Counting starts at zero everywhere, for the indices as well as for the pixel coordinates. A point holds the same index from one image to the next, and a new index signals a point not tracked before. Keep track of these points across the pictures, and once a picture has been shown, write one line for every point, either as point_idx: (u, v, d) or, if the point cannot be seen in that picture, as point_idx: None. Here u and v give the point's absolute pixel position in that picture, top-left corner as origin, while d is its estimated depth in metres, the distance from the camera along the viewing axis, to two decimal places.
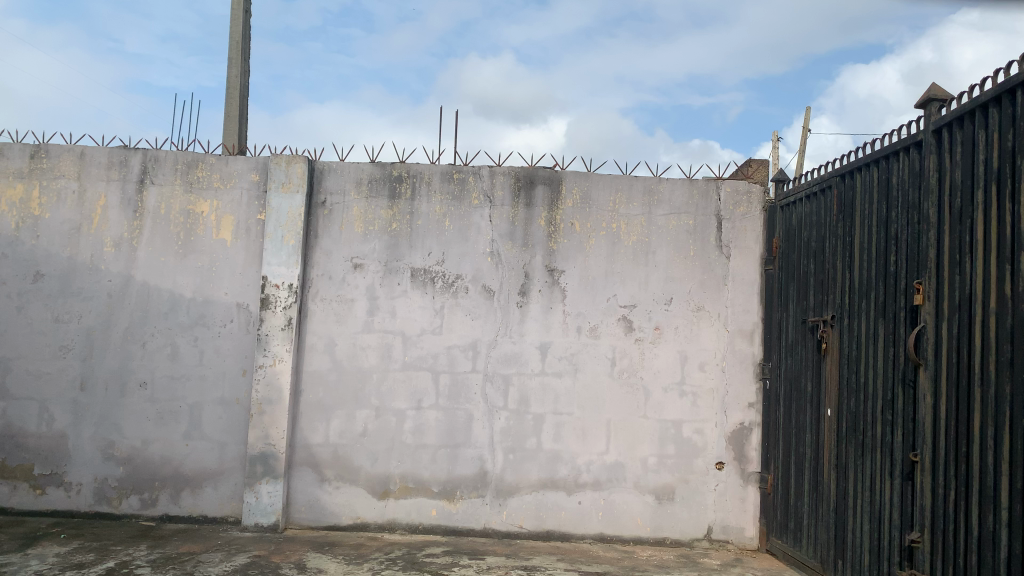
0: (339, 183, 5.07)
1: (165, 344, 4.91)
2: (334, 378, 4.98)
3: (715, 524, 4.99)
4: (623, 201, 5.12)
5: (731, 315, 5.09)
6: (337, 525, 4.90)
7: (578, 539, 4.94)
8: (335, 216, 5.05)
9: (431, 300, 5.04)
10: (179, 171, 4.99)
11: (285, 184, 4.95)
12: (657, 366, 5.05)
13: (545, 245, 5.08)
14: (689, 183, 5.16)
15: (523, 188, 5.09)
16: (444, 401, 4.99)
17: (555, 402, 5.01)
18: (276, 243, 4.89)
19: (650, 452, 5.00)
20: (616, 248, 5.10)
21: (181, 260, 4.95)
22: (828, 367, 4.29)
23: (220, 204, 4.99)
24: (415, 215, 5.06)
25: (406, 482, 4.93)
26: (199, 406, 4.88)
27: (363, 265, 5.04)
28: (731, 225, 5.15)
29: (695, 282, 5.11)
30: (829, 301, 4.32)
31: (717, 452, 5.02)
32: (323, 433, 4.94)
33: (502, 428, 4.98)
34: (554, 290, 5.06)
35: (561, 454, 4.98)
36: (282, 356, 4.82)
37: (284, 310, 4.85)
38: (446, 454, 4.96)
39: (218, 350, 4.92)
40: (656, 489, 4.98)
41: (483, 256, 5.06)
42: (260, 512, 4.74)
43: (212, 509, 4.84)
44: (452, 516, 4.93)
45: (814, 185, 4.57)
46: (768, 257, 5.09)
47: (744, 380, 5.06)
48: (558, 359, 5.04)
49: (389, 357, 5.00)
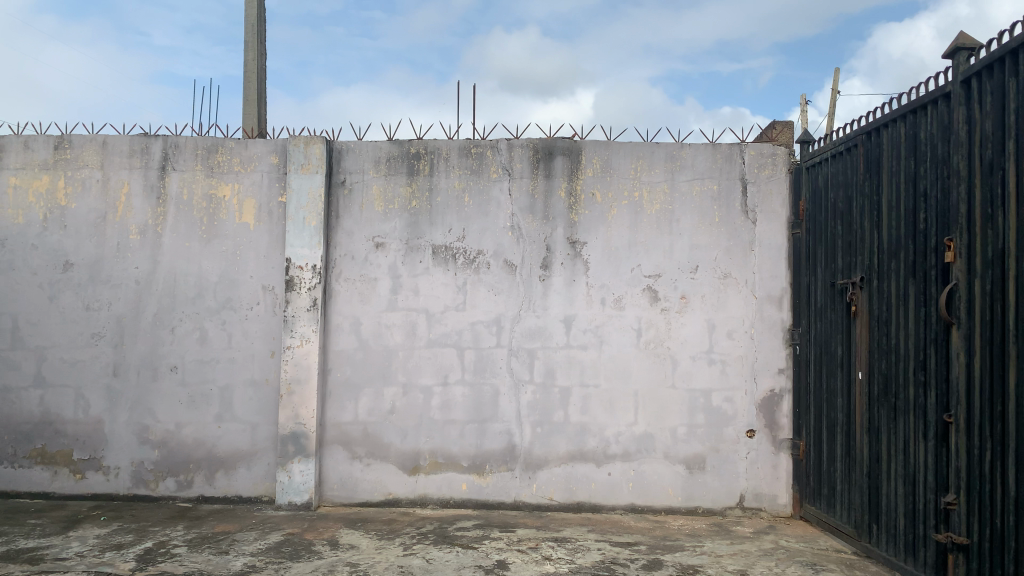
0: (357, 162, 5.06)
1: (194, 328, 4.98)
2: (361, 357, 5.00)
3: (747, 492, 4.95)
4: (644, 169, 5.05)
5: (758, 282, 5.01)
6: (369, 502, 4.95)
7: (609, 510, 4.93)
8: (355, 195, 5.05)
9: (453, 277, 5.03)
10: (199, 156, 5.03)
11: (304, 165, 4.95)
12: (684, 336, 5.01)
13: (566, 217, 5.03)
14: (711, 148, 5.07)
15: (542, 159, 5.04)
16: (471, 376, 4.99)
17: (582, 374, 4.99)
18: (298, 225, 4.91)
19: (679, 422, 4.97)
20: (638, 217, 5.04)
21: (206, 245, 5.00)
22: (857, 330, 4.20)
23: (241, 188, 5.02)
24: (435, 192, 5.04)
25: (436, 457, 4.96)
26: (230, 388, 4.95)
27: (385, 244, 5.04)
28: (756, 189, 5.05)
29: (721, 248, 5.03)
30: (858, 263, 4.22)
31: (748, 420, 4.97)
32: (352, 411, 4.98)
33: (529, 402, 4.98)
34: (578, 262, 5.02)
35: (589, 426, 4.97)
36: (308, 337, 4.86)
37: (308, 291, 4.88)
38: (474, 429, 4.97)
39: (246, 333, 4.97)
40: (687, 459, 4.95)
41: (504, 230, 5.03)
42: (293, 490, 4.81)
43: (246, 489, 4.92)
44: (483, 490, 4.95)
45: (840, 145, 4.46)
46: (795, 221, 4.99)
47: (773, 346, 4.99)
48: (584, 332, 5.01)
49: (414, 334, 5.01)
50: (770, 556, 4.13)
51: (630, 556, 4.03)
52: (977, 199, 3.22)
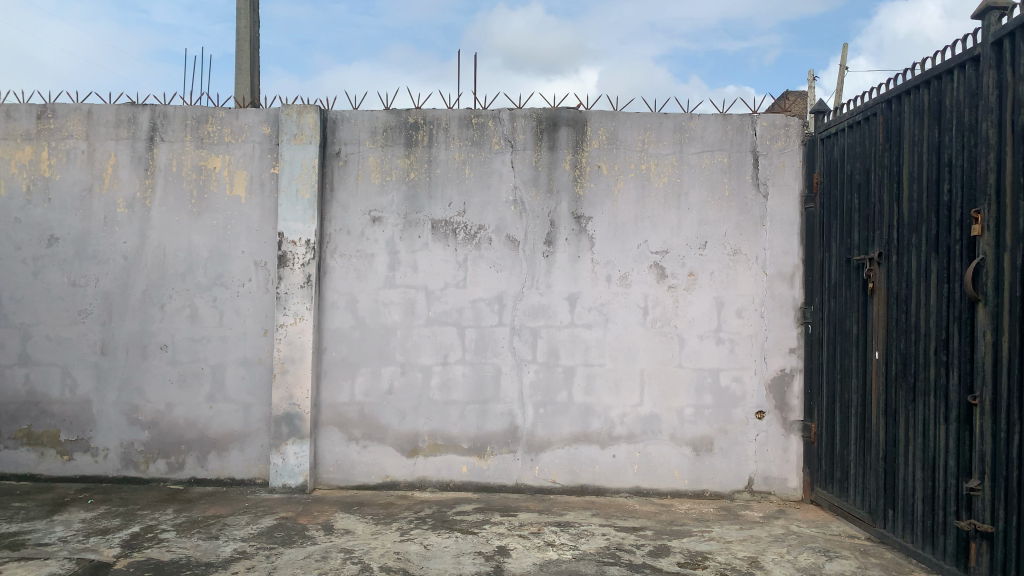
0: (353, 132, 4.86)
1: (184, 306, 4.81)
2: (357, 335, 4.83)
3: (756, 475, 4.80)
4: (652, 140, 4.85)
5: (770, 258, 4.83)
6: (366, 484, 4.80)
7: (614, 494, 4.79)
8: (350, 167, 4.86)
9: (453, 253, 4.84)
10: (189, 127, 4.83)
11: (298, 136, 4.76)
12: (692, 314, 4.83)
13: (570, 190, 4.84)
14: (722, 118, 4.86)
15: (546, 130, 4.84)
16: (471, 355, 4.82)
17: (586, 353, 4.82)
18: (291, 198, 4.73)
19: (686, 403, 4.80)
20: (646, 190, 4.84)
21: (196, 219, 4.82)
22: (874, 308, 4.01)
23: (232, 159, 4.83)
24: (434, 164, 4.85)
25: (435, 439, 4.80)
26: (221, 367, 4.79)
27: (382, 218, 4.85)
28: (768, 162, 4.85)
29: (731, 223, 4.84)
30: (875, 238, 4.02)
31: (758, 401, 4.81)
32: (348, 392, 4.82)
33: (531, 382, 4.82)
34: (582, 238, 4.83)
35: (593, 407, 4.81)
36: (302, 315, 4.69)
37: (302, 267, 4.70)
38: (474, 410, 4.81)
39: (238, 310, 4.80)
40: (694, 441, 4.80)
41: (505, 204, 4.84)
42: (288, 473, 4.66)
43: (239, 471, 4.77)
44: (483, 473, 4.80)
45: (858, 114, 4.25)
46: (809, 194, 4.79)
47: (784, 325, 4.82)
48: (588, 310, 4.83)
49: (412, 312, 4.83)
50: (782, 542, 3.97)
51: (636, 541, 3.88)
52: (1007, 168, 3.02)
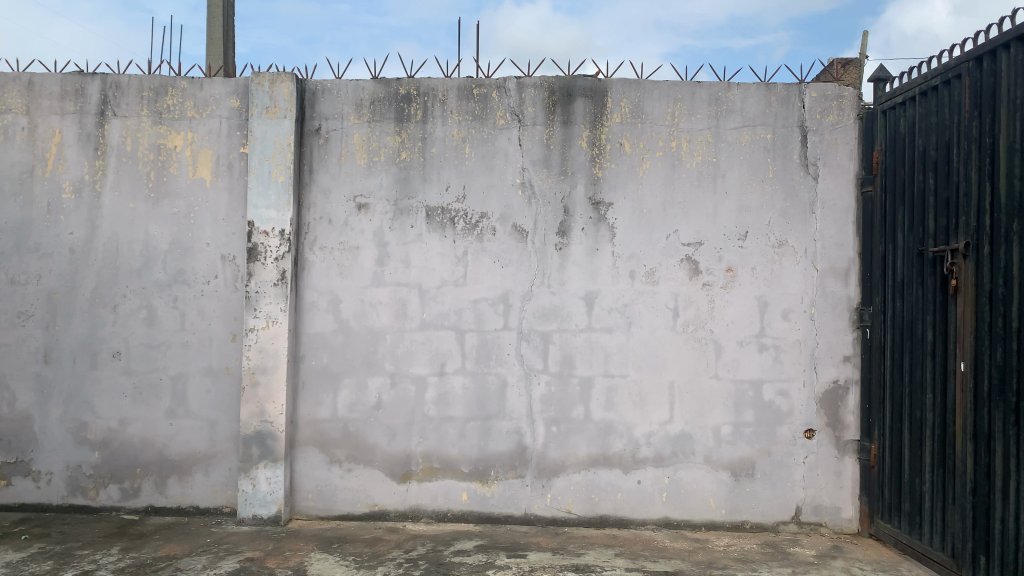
0: (335, 105, 4.19)
1: (140, 306, 4.15)
2: (340, 341, 4.16)
3: (804, 504, 4.12)
4: (683, 115, 4.17)
5: (820, 251, 4.14)
6: (350, 514, 4.14)
7: (638, 526, 4.11)
8: (332, 145, 4.19)
9: (452, 245, 4.17)
10: (146, 99, 4.17)
11: (270, 109, 4.09)
12: (729, 316, 4.15)
13: (587, 172, 4.16)
14: (764, 89, 4.18)
15: (559, 103, 4.16)
16: (472, 364, 4.15)
17: (606, 362, 4.14)
18: (262, 181, 4.07)
19: (723, 420, 4.13)
20: (676, 172, 4.16)
21: (154, 206, 4.16)
22: (959, 310, 3.32)
23: (195, 137, 4.17)
24: (429, 142, 4.17)
25: (431, 461, 4.13)
26: (183, 378, 4.13)
27: (368, 205, 4.18)
28: (817, 139, 4.17)
29: (775, 210, 4.16)
30: (960, 225, 3.33)
31: (806, 418, 4.13)
32: (330, 406, 4.15)
33: (543, 395, 4.14)
34: (601, 228, 4.15)
35: (615, 424, 4.13)
36: (275, 318, 4.03)
37: (275, 262, 4.04)
38: (476, 428, 4.13)
39: (203, 312, 4.14)
40: (732, 465, 4.13)
41: (512, 188, 4.17)
42: (258, 501, 4.00)
43: (204, 499, 4.12)
44: (486, 501, 4.13)
45: (934, 77, 3.56)
46: (867, 176, 4.09)
47: (837, 329, 4.13)
48: (608, 312, 4.15)
49: (404, 315, 4.16)
50: None
51: None
52: None
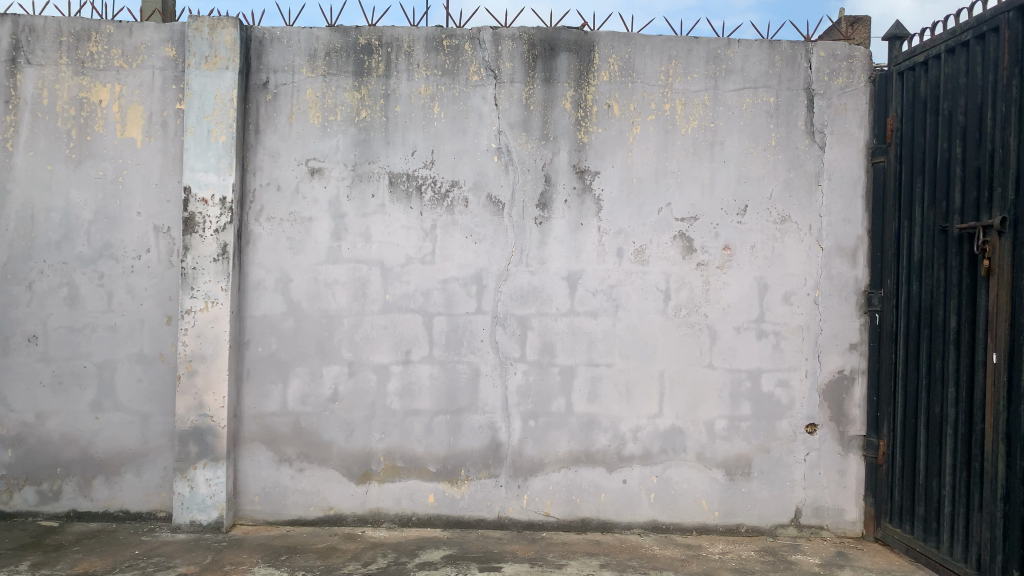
0: (285, 56, 3.69)
1: (60, 284, 3.62)
2: (290, 325, 3.68)
3: (805, 506, 3.76)
4: (677, 74, 3.74)
5: (826, 228, 3.75)
6: (303, 519, 3.69)
7: (623, 530, 3.72)
8: (281, 102, 3.68)
9: (418, 218, 3.70)
10: (65, 45, 3.62)
11: (210, 59, 3.57)
12: (726, 300, 3.75)
13: (571, 136, 3.71)
14: (768, 47, 3.76)
15: (539, 57, 3.70)
16: (441, 352, 3.70)
17: (590, 349, 3.72)
18: (200, 141, 3.56)
19: (718, 414, 3.74)
20: (669, 138, 3.73)
21: (75, 169, 3.62)
22: (992, 294, 2.95)
23: (124, 90, 3.63)
24: (392, 100, 3.69)
25: (393, 460, 3.69)
26: (110, 366, 3.62)
27: (322, 170, 3.69)
28: (825, 103, 3.76)
29: (778, 182, 3.75)
30: (994, 198, 2.95)
31: (808, 412, 3.75)
32: (279, 399, 3.68)
33: (519, 386, 3.71)
34: (586, 199, 3.72)
35: (599, 419, 3.72)
36: (215, 298, 3.53)
37: (215, 234, 3.54)
38: (444, 422, 3.70)
39: (133, 291, 3.63)
40: (727, 463, 3.75)
41: (486, 154, 3.70)
42: (196, 506, 3.53)
43: (135, 503, 3.63)
44: (455, 503, 3.70)
45: (964, 31, 3.15)
46: (880, 145, 3.70)
47: (843, 314, 3.76)
48: (593, 294, 3.72)
49: (363, 295, 3.69)
50: None
51: None
52: None
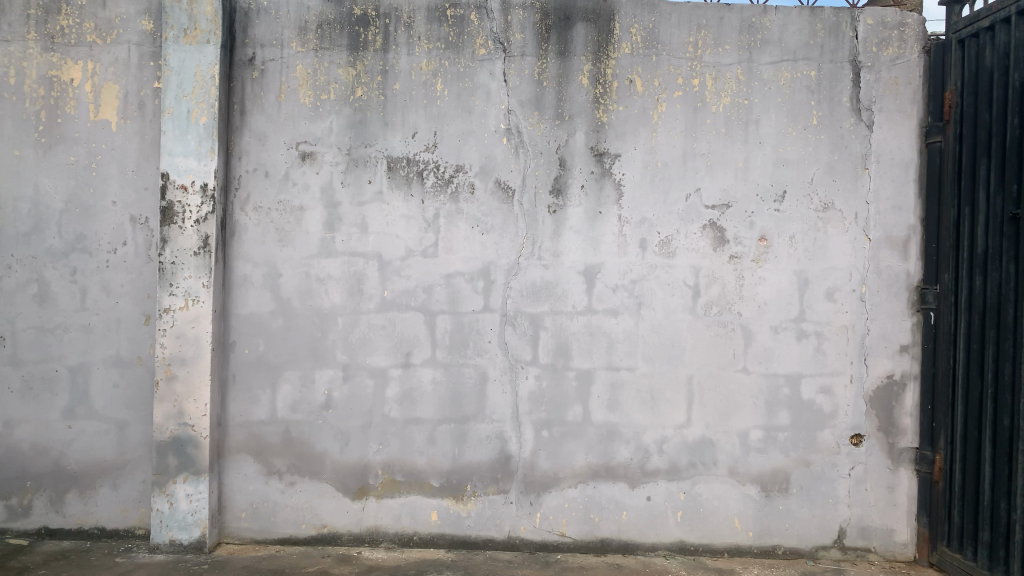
0: (272, 28, 3.35)
1: (29, 281, 3.31)
2: (280, 325, 3.35)
3: (849, 526, 3.38)
4: (707, 45, 3.36)
5: (874, 216, 3.36)
6: (294, 538, 3.36)
7: (647, 552, 3.36)
8: (269, 79, 3.35)
9: (419, 206, 3.35)
10: (33, 19, 3.30)
11: (189, 32, 3.24)
12: (762, 297, 3.37)
13: (589, 115, 3.34)
14: (809, 14, 3.36)
15: (554, 28, 3.34)
16: (444, 354, 3.35)
17: (609, 351, 3.36)
18: (179, 122, 3.23)
19: (752, 424, 3.37)
20: (698, 117, 3.36)
21: (45, 154, 3.31)
22: None
23: (97, 68, 3.31)
24: (391, 76, 3.34)
25: (392, 474, 3.35)
26: (85, 369, 3.32)
27: (314, 154, 3.35)
28: (873, 77, 3.36)
29: (820, 166, 3.36)
30: None
31: (854, 422, 3.37)
32: (267, 406, 3.35)
33: (532, 392, 3.35)
34: (605, 185, 3.35)
35: (619, 429, 3.36)
36: (196, 295, 3.21)
37: (196, 225, 3.21)
38: (449, 432, 3.35)
39: (108, 288, 3.32)
40: (762, 478, 3.37)
41: (494, 136, 3.35)
42: (176, 524, 3.21)
43: (112, 519, 3.33)
44: (461, 521, 3.36)
45: None
46: (936, 123, 3.29)
47: (893, 313, 3.36)
48: (614, 290, 3.36)
49: (359, 293, 3.35)
50: None
51: None
52: None
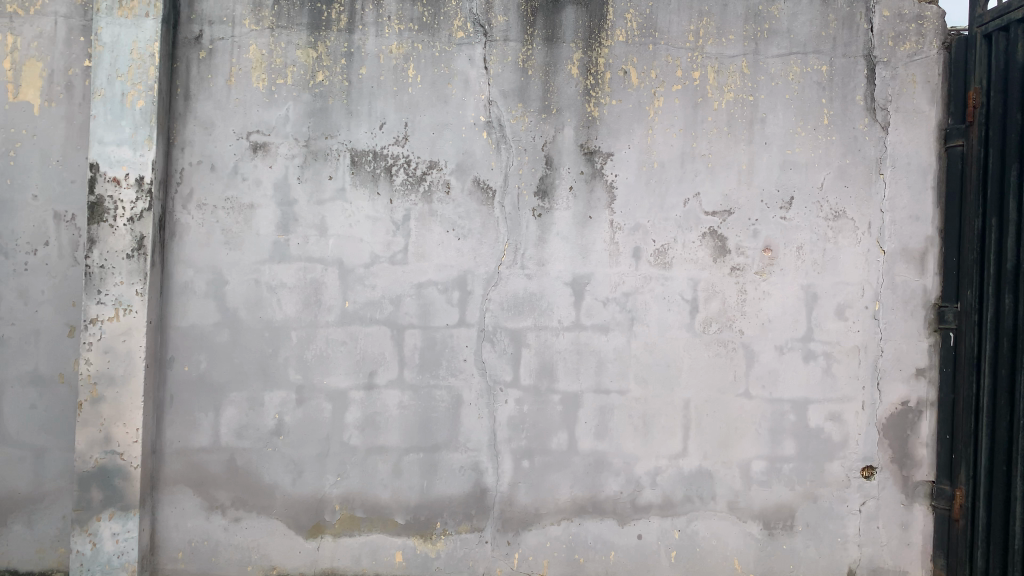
0: (222, 3, 2.96)
1: None
2: (225, 340, 2.95)
3: (860, 568, 3.05)
4: (709, 34, 3.03)
5: (889, 227, 3.05)
6: None
7: None
8: (218, 60, 2.96)
9: (386, 207, 2.97)
10: None
11: (124, 3, 2.82)
12: (767, 313, 3.04)
13: (578, 109, 3.00)
14: (820, 3, 3.06)
15: (541, 11, 2.99)
16: (413, 374, 2.98)
17: (598, 372, 3.01)
18: (112, 106, 2.80)
19: (755, 454, 3.03)
20: (698, 113, 3.03)
21: None
22: None
23: (19, 43, 2.90)
24: (357, 60, 2.97)
25: (352, 509, 2.96)
26: None
27: (267, 146, 2.96)
28: (889, 74, 3.06)
29: (831, 170, 3.05)
30: None
31: (865, 453, 3.05)
32: (209, 431, 2.94)
33: (511, 418, 2.99)
34: (596, 187, 3.00)
35: (608, 459, 3.00)
36: (129, 304, 2.79)
37: (129, 224, 2.78)
38: (417, 462, 2.97)
39: (27, 294, 2.89)
40: (765, 514, 3.04)
41: (473, 129, 2.99)
42: (100, 569, 2.75)
43: (25, 560, 2.89)
44: (428, 563, 2.98)
45: None
46: (958, 125, 3.00)
47: (908, 333, 3.06)
48: (604, 304, 3.01)
49: (317, 303, 2.96)
50: None
51: None
52: None
